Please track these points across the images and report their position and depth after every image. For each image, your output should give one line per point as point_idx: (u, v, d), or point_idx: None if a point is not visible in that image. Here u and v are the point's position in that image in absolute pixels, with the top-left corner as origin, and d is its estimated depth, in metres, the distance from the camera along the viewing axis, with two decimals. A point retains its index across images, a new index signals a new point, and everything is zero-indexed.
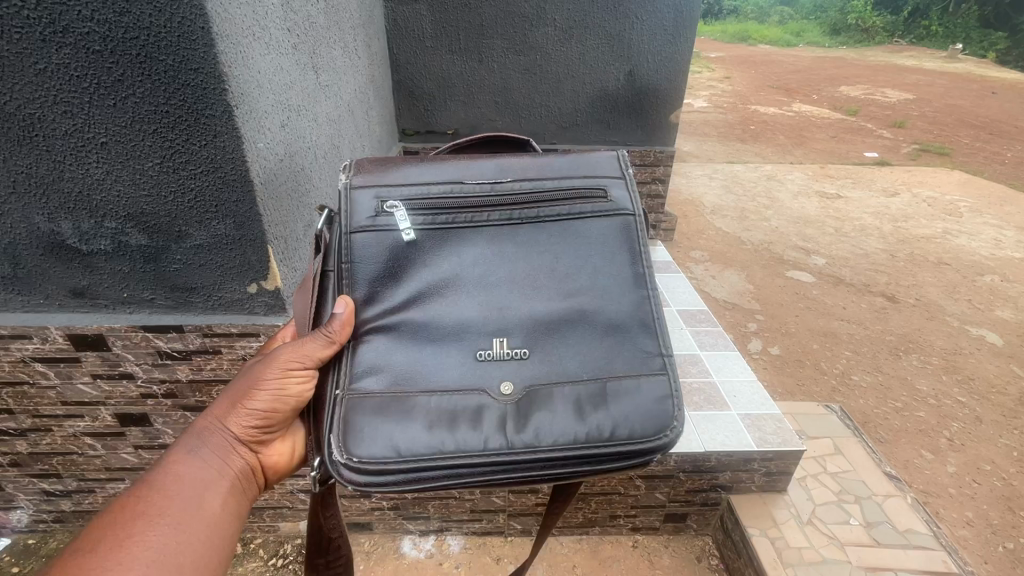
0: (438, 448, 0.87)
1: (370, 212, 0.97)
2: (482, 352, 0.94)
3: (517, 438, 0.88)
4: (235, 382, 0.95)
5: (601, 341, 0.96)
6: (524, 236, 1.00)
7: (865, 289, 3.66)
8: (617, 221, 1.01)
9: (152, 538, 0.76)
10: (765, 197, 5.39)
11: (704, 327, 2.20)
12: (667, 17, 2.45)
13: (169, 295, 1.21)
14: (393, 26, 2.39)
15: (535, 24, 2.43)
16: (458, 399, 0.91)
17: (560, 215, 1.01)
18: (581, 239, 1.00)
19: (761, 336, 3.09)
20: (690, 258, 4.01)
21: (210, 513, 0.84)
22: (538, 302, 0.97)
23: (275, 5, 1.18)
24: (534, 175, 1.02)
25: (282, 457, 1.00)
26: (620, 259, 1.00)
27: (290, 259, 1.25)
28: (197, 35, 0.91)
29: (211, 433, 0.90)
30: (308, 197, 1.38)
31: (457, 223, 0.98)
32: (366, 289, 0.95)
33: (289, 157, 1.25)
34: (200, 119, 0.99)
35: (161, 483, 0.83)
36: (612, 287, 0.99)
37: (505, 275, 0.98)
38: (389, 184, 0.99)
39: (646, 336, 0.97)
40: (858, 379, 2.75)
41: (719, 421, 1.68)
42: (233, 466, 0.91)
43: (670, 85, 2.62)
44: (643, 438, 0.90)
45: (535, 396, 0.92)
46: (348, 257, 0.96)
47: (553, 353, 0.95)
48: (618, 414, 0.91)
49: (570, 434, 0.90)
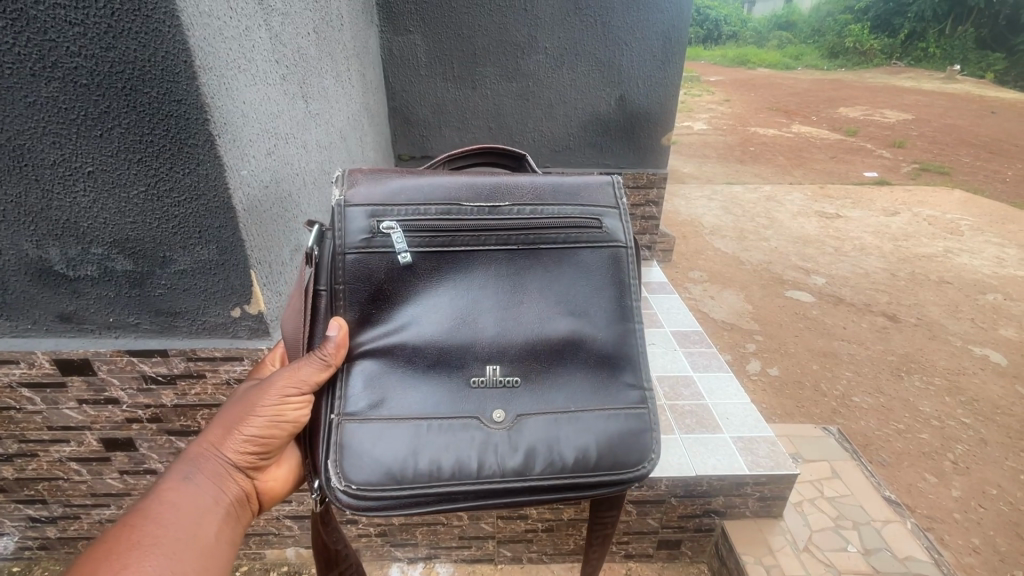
0: (432, 474, 0.89)
1: (364, 231, 0.93)
2: (476, 379, 0.95)
3: (508, 466, 0.91)
4: (228, 408, 0.94)
5: (589, 372, 0.99)
6: (519, 264, 0.99)
7: (865, 309, 3.63)
8: (607, 253, 1.02)
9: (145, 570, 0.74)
10: (764, 218, 5.40)
11: (698, 348, 2.19)
12: (656, 44, 2.51)
13: (154, 319, 1.22)
14: (389, 56, 2.46)
15: (527, 52, 2.49)
16: (452, 426, 0.92)
17: (556, 243, 1.00)
18: (573, 271, 1.01)
19: (760, 357, 3.06)
20: (688, 278, 4.01)
21: (205, 543, 0.82)
22: (530, 330, 0.98)
23: (263, 38, 1.22)
24: (532, 200, 1.00)
25: (278, 483, 1.00)
26: (610, 291, 1.02)
27: (273, 283, 1.26)
28: (180, 69, 0.95)
29: (206, 459, 0.89)
30: (295, 221, 1.41)
31: (455, 246, 0.97)
32: (357, 312, 0.94)
33: (275, 184, 1.28)
34: (182, 148, 1.02)
35: (154, 511, 0.80)
36: (602, 319, 1.01)
37: (497, 302, 0.98)
38: (386, 203, 0.96)
39: (632, 369, 1.01)
40: (860, 400, 2.70)
41: (710, 445, 1.66)
42: (227, 493, 0.89)
43: (661, 109, 2.67)
44: (624, 468, 0.95)
45: (528, 425, 0.94)
46: (343, 278, 0.93)
47: (544, 383, 0.97)
48: (603, 444, 0.95)
49: (559, 462, 0.93)
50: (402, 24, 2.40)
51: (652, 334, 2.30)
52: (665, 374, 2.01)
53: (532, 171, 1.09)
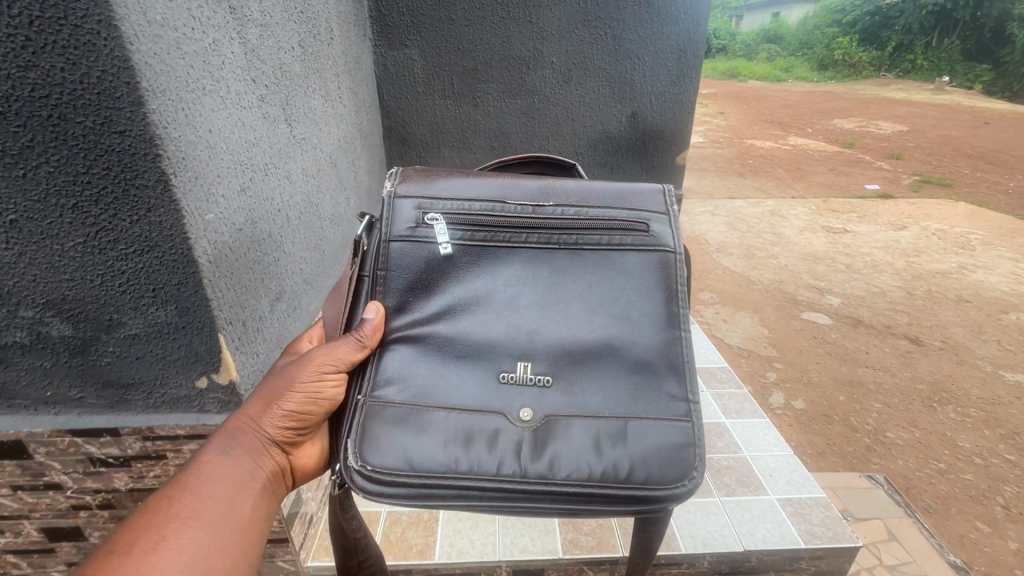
0: (450, 465, 0.83)
1: (411, 222, 0.97)
2: (505, 374, 0.90)
3: (531, 466, 0.84)
4: (266, 382, 0.92)
5: (625, 379, 0.92)
6: (560, 262, 0.97)
7: (887, 332, 3.45)
8: (655, 257, 0.97)
9: (183, 541, 0.75)
10: (770, 234, 5.24)
11: (727, 389, 1.99)
12: (670, 58, 2.34)
13: (102, 392, 1.00)
14: (382, 71, 2.28)
15: (532, 66, 2.31)
16: (477, 420, 0.87)
17: (598, 245, 0.97)
18: (616, 272, 0.96)
19: (782, 388, 2.86)
20: (698, 300, 3.82)
21: (243, 517, 0.82)
22: (566, 330, 0.94)
23: (236, 52, 1.03)
24: (576, 201, 0.99)
25: (312, 459, 0.98)
26: (651, 297, 0.96)
27: (247, 343, 1.05)
28: (121, 93, 0.74)
29: (244, 434, 0.88)
30: (276, 268, 1.20)
31: (494, 242, 0.97)
32: (397, 298, 0.95)
33: (250, 225, 1.07)
34: (129, 190, 0.81)
35: (194, 485, 0.81)
36: (642, 322, 0.95)
37: (535, 298, 0.95)
38: (432, 196, 0.99)
39: (673, 380, 0.93)
40: (893, 436, 2.51)
41: (756, 510, 1.45)
42: (264, 467, 0.89)
43: (676, 126, 2.48)
44: (659, 484, 0.84)
45: (556, 427, 0.87)
46: (388, 264, 0.95)
47: (577, 385, 0.91)
48: (637, 456, 0.86)
49: (586, 470, 0.84)
50: (397, 38, 2.22)
51: None
52: None
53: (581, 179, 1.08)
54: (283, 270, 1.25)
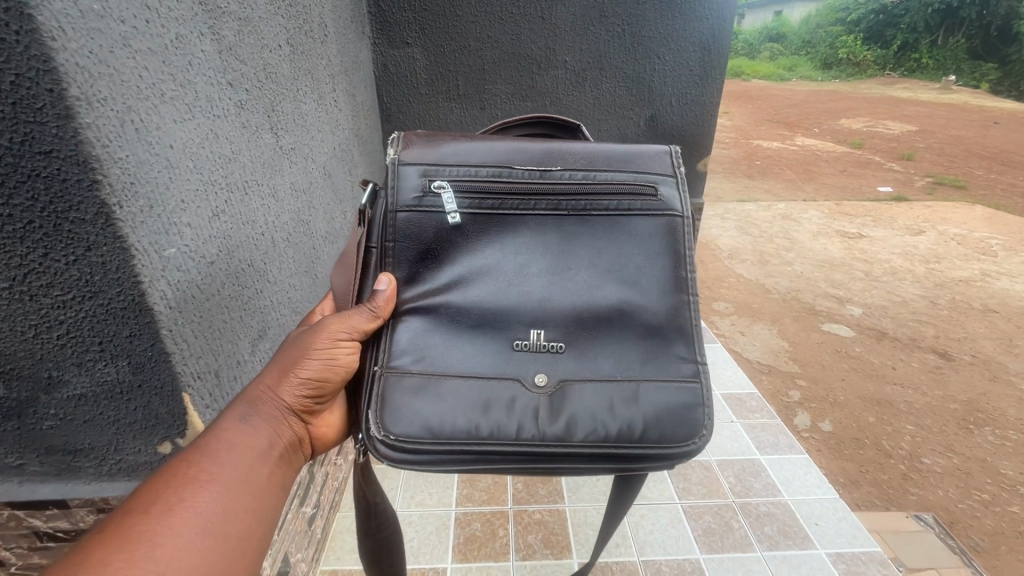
0: (472, 432, 0.91)
1: (417, 190, 1.02)
2: (519, 342, 0.96)
3: (549, 429, 0.92)
4: (283, 349, 0.91)
5: (636, 344, 0.99)
6: (570, 229, 1.03)
7: (913, 345, 3.29)
8: (664, 221, 1.04)
9: (201, 504, 0.73)
10: (783, 239, 5.05)
11: (759, 419, 1.82)
12: (692, 56, 2.18)
13: (45, 459, 0.83)
14: (382, 72, 2.11)
15: (544, 66, 2.14)
16: (493, 387, 0.94)
17: (607, 210, 1.04)
18: (626, 236, 1.03)
19: (807, 409, 2.69)
20: (713, 311, 3.64)
21: (259, 484, 0.80)
22: (576, 296, 1.00)
23: (207, 49, 0.87)
24: (583, 165, 1.05)
25: (328, 428, 0.99)
26: (660, 262, 1.03)
27: (218, 399, 0.88)
28: (42, 102, 0.57)
29: (262, 402, 0.87)
30: (258, 301, 1.03)
31: (503, 209, 1.02)
32: (407, 270, 1.00)
33: (224, 257, 0.90)
34: (61, 225, 0.64)
35: (211, 451, 0.78)
36: (650, 289, 1.01)
37: (544, 266, 1.01)
38: (439, 162, 1.04)
39: (681, 343, 1.00)
40: (931, 463, 2.35)
41: (805, 569, 1.28)
42: (282, 436, 0.87)
43: (696, 130, 2.33)
44: (673, 442, 0.93)
45: (568, 393, 0.95)
46: (395, 236, 1.00)
47: (588, 351, 0.98)
48: (647, 417, 0.95)
49: (601, 431, 0.93)
50: (398, 35, 2.05)
51: None
52: (728, 458, 1.64)
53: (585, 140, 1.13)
54: (267, 303, 1.08)
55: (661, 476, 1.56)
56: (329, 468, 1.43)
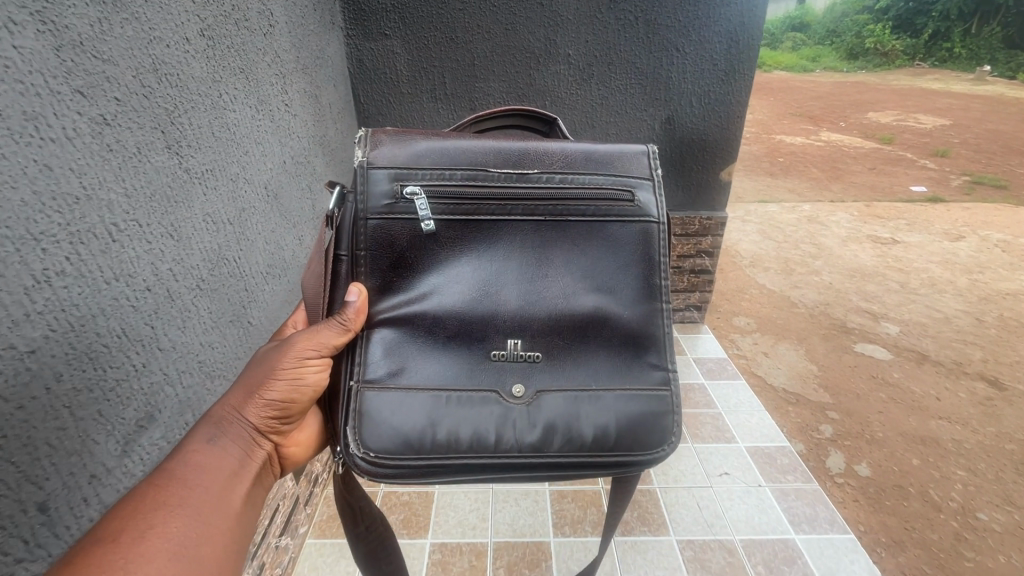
0: (452, 444, 0.95)
1: (388, 196, 0.99)
2: (496, 352, 1.00)
3: (526, 439, 0.96)
4: (247, 371, 0.92)
5: (611, 354, 1.04)
6: (547, 234, 1.04)
7: (958, 371, 2.95)
8: (641, 227, 1.07)
9: (174, 529, 0.71)
10: (809, 244, 4.67)
11: (793, 485, 1.52)
12: (718, 49, 1.88)
13: None
14: (358, 68, 1.83)
15: (544, 61, 1.85)
16: (471, 398, 0.97)
17: (584, 215, 1.05)
18: (603, 241, 1.05)
19: (841, 447, 2.38)
20: (733, 328, 3.33)
21: (232, 506, 0.79)
22: (554, 304, 1.02)
23: (22, 44, 0.60)
24: (560, 169, 1.06)
25: (298, 446, 1.00)
26: (635, 269, 1.06)
27: (41, 543, 0.62)
28: None
29: (231, 423, 0.86)
30: (135, 382, 0.78)
31: (479, 214, 1.02)
32: (379, 279, 0.99)
33: (57, 340, 0.64)
34: None
35: (182, 473, 0.77)
36: (627, 298, 1.05)
37: (520, 273, 1.02)
38: (410, 166, 1.02)
39: (654, 351, 1.06)
40: (988, 520, 2.05)
41: None
42: (252, 457, 0.87)
43: (721, 134, 2.02)
44: (642, 450, 1.00)
45: (545, 402, 0.99)
46: (364, 244, 0.98)
47: (564, 363, 1.01)
48: (621, 426, 1.00)
49: (577, 439, 0.98)
50: (375, 26, 1.77)
51: (720, 454, 1.63)
52: (758, 539, 1.35)
53: (563, 140, 1.15)
54: (154, 380, 0.82)
55: (672, 563, 1.29)
56: (266, 556, 1.18)
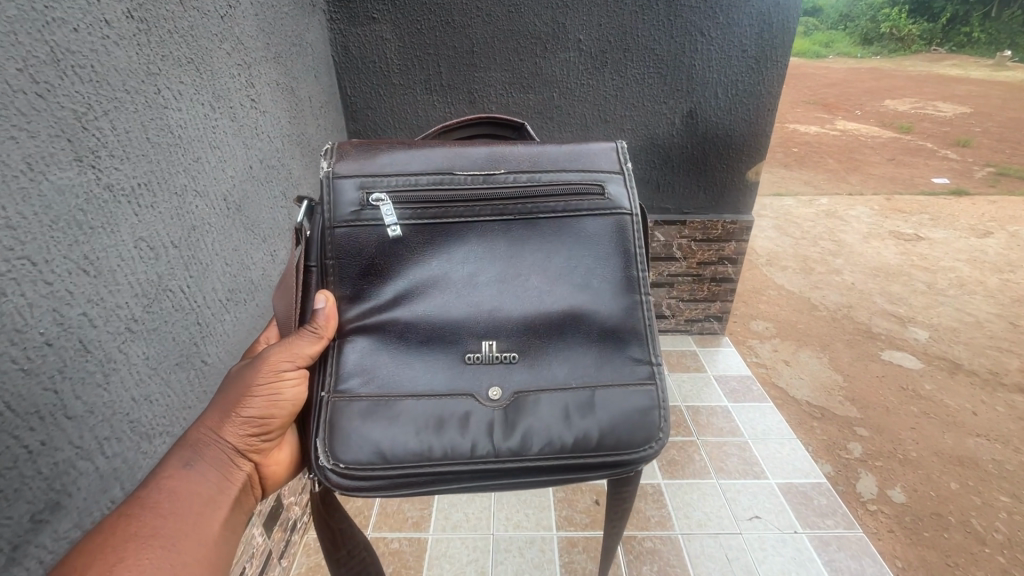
0: (424, 453, 0.81)
1: (355, 204, 0.88)
2: (471, 355, 0.87)
3: (503, 444, 0.83)
4: (224, 388, 0.82)
5: (591, 348, 0.90)
6: (518, 235, 0.91)
7: (996, 382, 2.73)
8: (612, 221, 0.93)
9: (143, 564, 0.64)
10: (829, 241, 4.21)
11: (834, 533, 1.34)
12: (748, 35, 1.67)
13: None
14: (343, 56, 1.64)
15: (549, 49, 1.65)
16: (445, 404, 0.84)
17: (556, 212, 0.92)
18: (576, 238, 0.92)
19: (871, 469, 2.20)
20: (750, 332, 3.16)
21: (209, 535, 0.72)
22: (527, 303, 0.89)
23: None
24: (529, 166, 0.93)
25: (283, 469, 0.91)
26: (615, 261, 0.92)
27: None
28: None
29: (207, 445, 0.78)
30: (23, 468, 0.60)
31: (448, 217, 0.89)
32: (351, 287, 0.87)
33: None
34: None
35: (154, 500, 0.70)
36: (604, 291, 0.91)
37: (493, 276, 0.90)
38: (376, 174, 0.90)
39: (638, 343, 0.91)
40: None
41: None
42: (232, 481, 0.79)
43: (749, 129, 1.82)
44: (629, 449, 0.85)
45: (527, 403, 0.85)
46: (332, 253, 0.87)
47: (544, 360, 0.88)
48: (606, 426, 0.86)
49: (557, 443, 0.84)
50: (361, 8, 1.58)
51: (750, 493, 1.45)
52: None
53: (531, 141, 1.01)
54: (57, 460, 0.65)
55: None
56: None
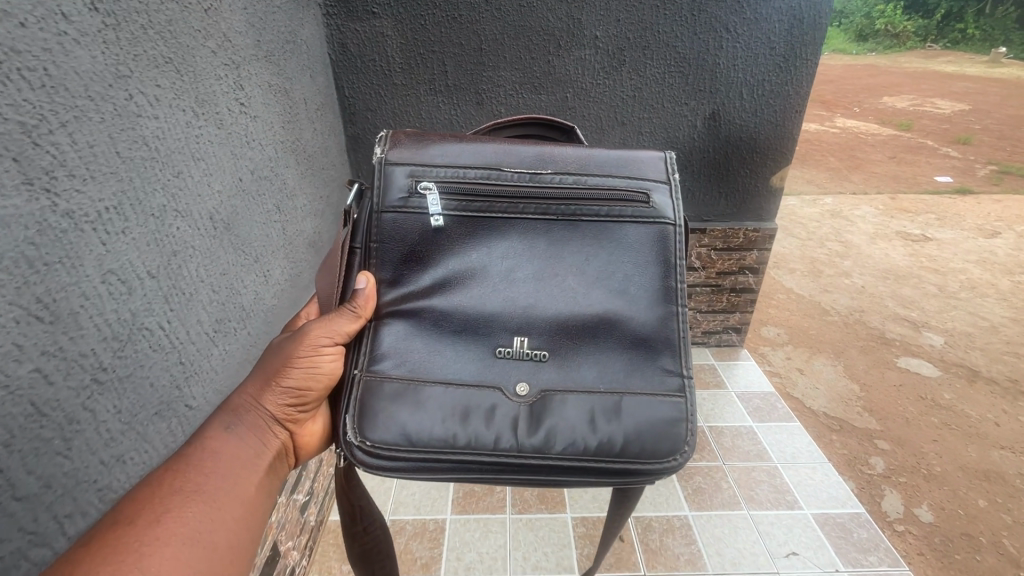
0: (448, 439, 0.74)
1: (403, 190, 0.83)
2: (501, 348, 0.79)
3: (527, 440, 0.75)
4: (269, 355, 0.84)
5: (623, 352, 0.81)
6: (559, 235, 0.83)
7: (1017, 391, 2.65)
8: (654, 230, 0.84)
9: (188, 517, 0.68)
10: (836, 241, 4.12)
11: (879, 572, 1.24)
12: (777, 29, 1.56)
13: None
14: (342, 54, 1.51)
15: (564, 46, 1.53)
16: (472, 393, 0.77)
17: (598, 217, 0.84)
18: (614, 244, 0.84)
19: (896, 486, 2.09)
20: (761, 339, 3.04)
21: (248, 494, 0.76)
22: (559, 304, 0.82)
23: None
24: (575, 169, 0.86)
25: (316, 439, 0.92)
26: (654, 269, 0.84)
27: None
28: None
29: (248, 411, 0.81)
30: None
31: (491, 213, 0.83)
32: (391, 272, 0.82)
33: None
34: None
35: (198, 460, 0.74)
36: (641, 298, 0.83)
37: (532, 271, 0.82)
38: (427, 161, 0.85)
39: (671, 354, 0.82)
40: None
41: None
42: (269, 447, 0.82)
43: (776, 130, 1.71)
44: (654, 459, 0.75)
45: (554, 402, 0.77)
46: (377, 237, 0.82)
47: (574, 359, 0.80)
48: (632, 434, 0.77)
49: (581, 444, 0.75)
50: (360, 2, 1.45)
51: (785, 526, 1.35)
52: None
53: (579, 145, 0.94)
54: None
55: None
56: None
